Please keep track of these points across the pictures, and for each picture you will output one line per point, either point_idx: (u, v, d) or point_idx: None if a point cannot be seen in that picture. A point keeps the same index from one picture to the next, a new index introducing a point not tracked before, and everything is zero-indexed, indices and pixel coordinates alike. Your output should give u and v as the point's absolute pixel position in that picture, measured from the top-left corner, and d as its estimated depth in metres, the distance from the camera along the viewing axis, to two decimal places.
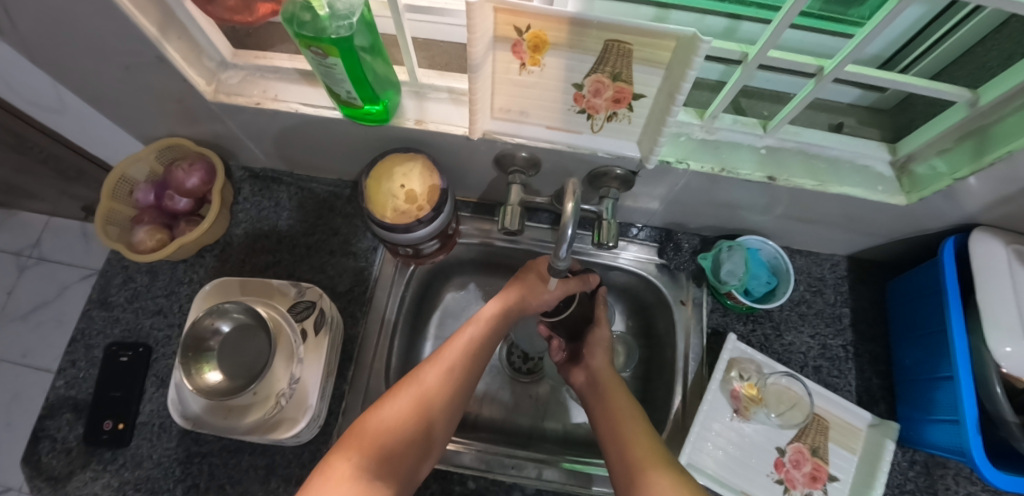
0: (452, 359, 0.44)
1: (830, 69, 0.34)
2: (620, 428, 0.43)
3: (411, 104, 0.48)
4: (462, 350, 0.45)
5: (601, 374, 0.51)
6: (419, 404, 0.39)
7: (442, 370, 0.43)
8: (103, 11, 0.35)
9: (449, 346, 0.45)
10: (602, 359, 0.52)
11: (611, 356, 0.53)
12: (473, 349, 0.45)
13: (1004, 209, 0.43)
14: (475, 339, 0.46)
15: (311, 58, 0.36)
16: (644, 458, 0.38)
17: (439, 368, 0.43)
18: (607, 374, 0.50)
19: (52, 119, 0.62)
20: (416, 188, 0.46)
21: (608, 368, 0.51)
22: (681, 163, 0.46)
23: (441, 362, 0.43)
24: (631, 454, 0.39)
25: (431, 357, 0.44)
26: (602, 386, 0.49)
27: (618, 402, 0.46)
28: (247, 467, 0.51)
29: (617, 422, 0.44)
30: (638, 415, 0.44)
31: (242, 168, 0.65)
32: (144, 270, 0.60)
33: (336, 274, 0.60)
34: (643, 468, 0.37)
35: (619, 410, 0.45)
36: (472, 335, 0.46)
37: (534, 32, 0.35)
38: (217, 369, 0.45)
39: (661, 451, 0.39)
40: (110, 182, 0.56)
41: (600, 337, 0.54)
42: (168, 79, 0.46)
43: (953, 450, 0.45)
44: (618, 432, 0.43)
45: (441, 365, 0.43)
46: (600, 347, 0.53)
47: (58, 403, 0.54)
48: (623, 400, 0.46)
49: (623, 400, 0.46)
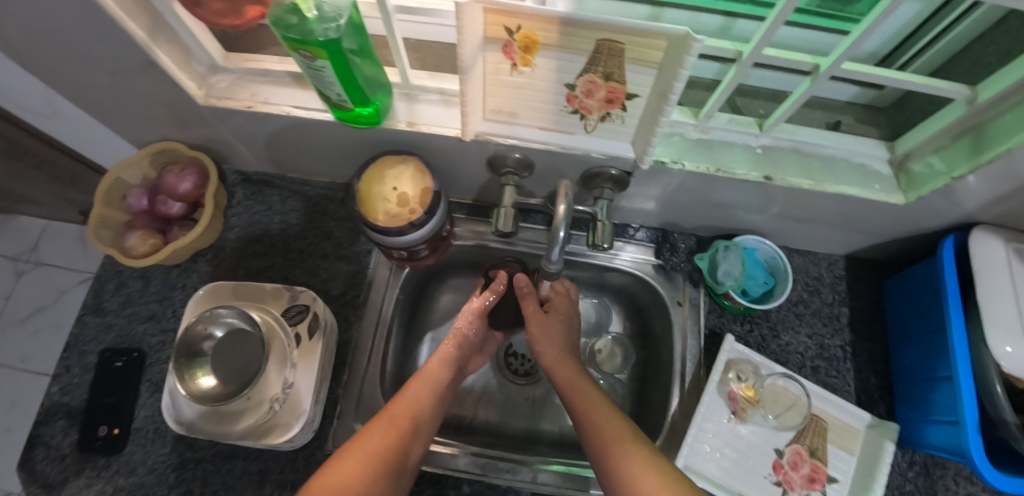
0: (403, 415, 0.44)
1: (826, 67, 0.34)
2: (592, 412, 0.44)
3: (403, 106, 0.47)
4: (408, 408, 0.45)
5: (561, 371, 0.51)
6: (372, 466, 0.38)
7: (396, 424, 0.42)
8: (88, 16, 0.35)
9: (399, 402, 0.45)
10: (554, 353, 0.53)
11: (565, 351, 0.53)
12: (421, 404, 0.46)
13: (1002, 207, 0.42)
14: (421, 396, 0.47)
15: (299, 61, 0.35)
16: (620, 438, 0.40)
17: (389, 424, 0.42)
18: (560, 371, 0.51)
19: (45, 123, 0.61)
20: (408, 190, 0.46)
21: (562, 364, 0.52)
22: (676, 163, 0.45)
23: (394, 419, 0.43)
24: (606, 437, 0.41)
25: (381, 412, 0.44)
26: (562, 381, 0.50)
27: (584, 394, 0.47)
28: (240, 473, 0.51)
29: (588, 415, 0.44)
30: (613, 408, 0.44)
31: (235, 172, 0.65)
32: (138, 276, 0.60)
33: (329, 278, 0.60)
34: (620, 451, 0.39)
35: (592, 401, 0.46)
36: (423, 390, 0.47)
37: (524, 32, 0.35)
38: (210, 374, 0.45)
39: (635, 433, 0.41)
40: (103, 186, 0.55)
41: (541, 333, 0.54)
42: (157, 83, 0.45)
43: (951, 451, 0.44)
44: (588, 419, 0.44)
45: (391, 422, 0.42)
46: (548, 345, 0.53)
47: (52, 409, 0.53)
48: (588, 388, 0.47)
49: (591, 391, 0.47)
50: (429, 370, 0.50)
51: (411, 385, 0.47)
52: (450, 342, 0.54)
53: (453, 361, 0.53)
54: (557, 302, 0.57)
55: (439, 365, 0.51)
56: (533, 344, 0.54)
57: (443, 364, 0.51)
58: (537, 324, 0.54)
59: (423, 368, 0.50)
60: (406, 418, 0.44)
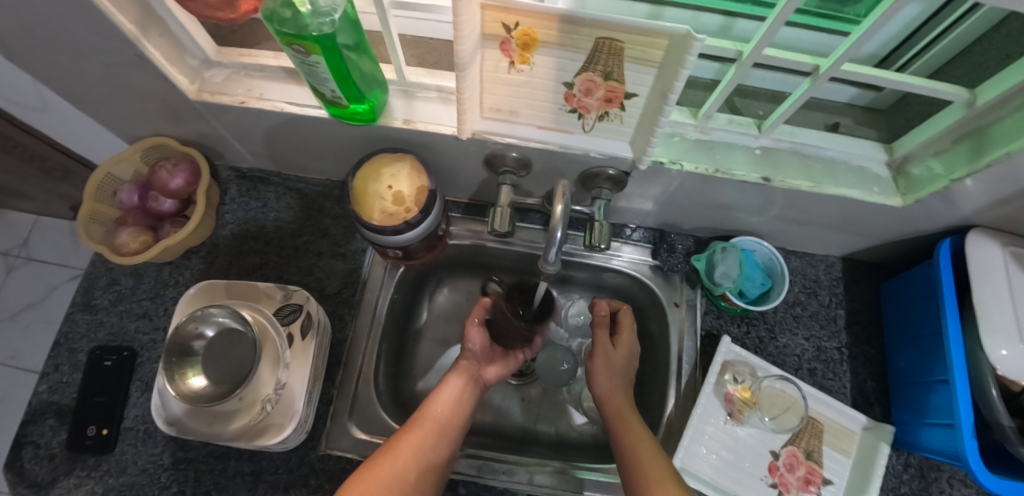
0: (425, 432, 0.45)
1: (827, 68, 0.33)
2: (631, 446, 0.45)
3: (400, 103, 0.47)
4: (431, 422, 0.46)
5: (613, 403, 0.51)
6: (395, 479, 0.40)
7: (418, 439, 0.44)
8: (76, 9, 0.34)
9: (420, 419, 0.46)
10: (608, 386, 0.53)
11: (610, 380, 0.53)
12: (438, 423, 0.47)
13: (1000, 211, 0.42)
14: (442, 410, 0.48)
15: (293, 56, 0.34)
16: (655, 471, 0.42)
17: (412, 441, 0.43)
18: (615, 401, 0.51)
19: (35, 117, 0.61)
20: (403, 189, 0.45)
21: (618, 394, 0.52)
22: (674, 164, 0.45)
23: (413, 435, 0.44)
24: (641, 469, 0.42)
25: (414, 415, 0.47)
26: (611, 412, 0.50)
27: (626, 425, 0.47)
28: (233, 474, 0.50)
29: (629, 446, 0.45)
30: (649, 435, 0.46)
31: (229, 168, 0.64)
32: (129, 273, 0.59)
33: (324, 276, 0.59)
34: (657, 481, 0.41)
35: (632, 433, 0.46)
36: (453, 392, 0.50)
37: (523, 29, 0.34)
38: (201, 374, 0.44)
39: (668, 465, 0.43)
40: (94, 181, 0.55)
41: (603, 364, 0.54)
42: (149, 78, 0.45)
43: (947, 454, 0.44)
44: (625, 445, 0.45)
45: (422, 424, 0.46)
46: (602, 375, 0.53)
47: (40, 408, 0.53)
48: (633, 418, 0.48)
49: (631, 422, 0.48)
50: (446, 389, 0.50)
51: (431, 401, 0.49)
52: (465, 358, 0.53)
53: (471, 373, 0.53)
54: (625, 336, 0.56)
55: (457, 383, 0.51)
56: (592, 372, 0.54)
57: (462, 375, 0.52)
58: (602, 355, 0.54)
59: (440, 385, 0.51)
60: (427, 435, 0.45)
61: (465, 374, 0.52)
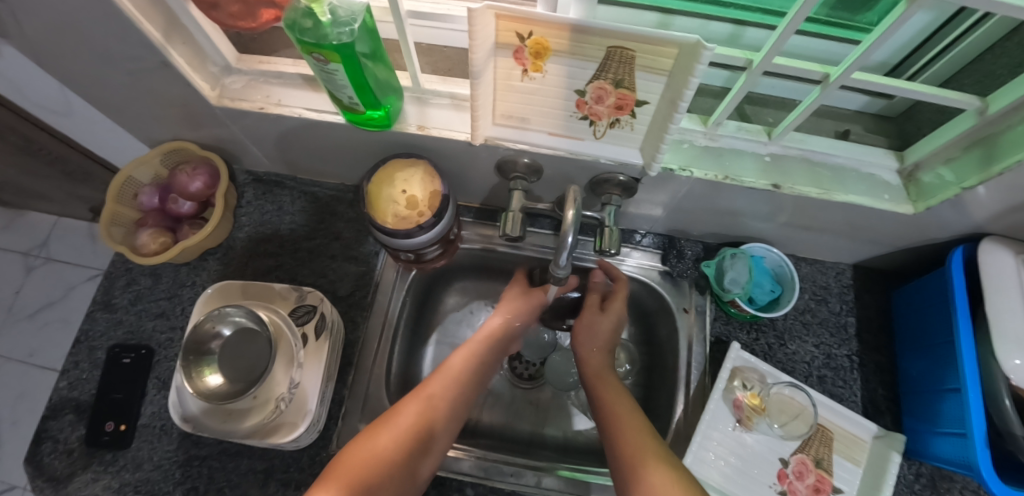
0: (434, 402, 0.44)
1: (837, 76, 0.34)
2: (613, 409, 0.45)
3: (414, 109, 0.48)
4: (440, 389, 0.45)
5: (592, 362, 0.52)
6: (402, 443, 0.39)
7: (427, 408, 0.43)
8: (106, 18, 0.36)
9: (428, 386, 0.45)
10: (591, 346, 0.53)
11: (606, 348, 0.54)
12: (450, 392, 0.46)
13: (1012, 219, 0.42)
14: (430, 407, 0.44)
15: (313, 64, 0.36)
16: (642, 452, 0.39)
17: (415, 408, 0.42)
18: (593, 363, 0.52)
19: (60, 121, 0.62)
20: (416, 193, 0.46)
21: (600, 355, 0.53)
22: (684, 170, 0.45)
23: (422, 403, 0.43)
24: (626, 439, 0.41)
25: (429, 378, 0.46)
26: (589, 374, 0.51)
27: (607, 391, 0.48)
28: (246, 471, 0.51)
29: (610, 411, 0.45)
30: (631, 404, 0.46)
31: (245, 172, 0.66)
32: (148, 273, 0.60)
33: (337, 279, 0.60)
34: (641, 466, 0.38)
35: (624, 422, 0.43)
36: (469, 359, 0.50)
37: (536, 38, 0.35)
38: (217, 372, 0.45)
39: (658, 446, 0.40)
40: (116, 184, 0.56)
41: (586, 326, 0.54)
42: (171, 84, 0.46)
43: (959, 464, 0.44)
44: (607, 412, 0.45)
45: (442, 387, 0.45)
46: (586, 336, 0.54)
47: (60, 404, 0.54)
48: (614, 391, 0.48)
49: (614, 391, 0.48)
50: (461, 357, 0.49)
51: (417, 395, 0.44)
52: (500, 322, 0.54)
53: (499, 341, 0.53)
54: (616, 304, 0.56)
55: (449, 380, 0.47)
56: (578, 333, 0.55)
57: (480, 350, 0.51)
58: (587, 317, 0.55)
59: (431, 378, 0.46)
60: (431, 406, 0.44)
61: (460, 370, 0.48)
